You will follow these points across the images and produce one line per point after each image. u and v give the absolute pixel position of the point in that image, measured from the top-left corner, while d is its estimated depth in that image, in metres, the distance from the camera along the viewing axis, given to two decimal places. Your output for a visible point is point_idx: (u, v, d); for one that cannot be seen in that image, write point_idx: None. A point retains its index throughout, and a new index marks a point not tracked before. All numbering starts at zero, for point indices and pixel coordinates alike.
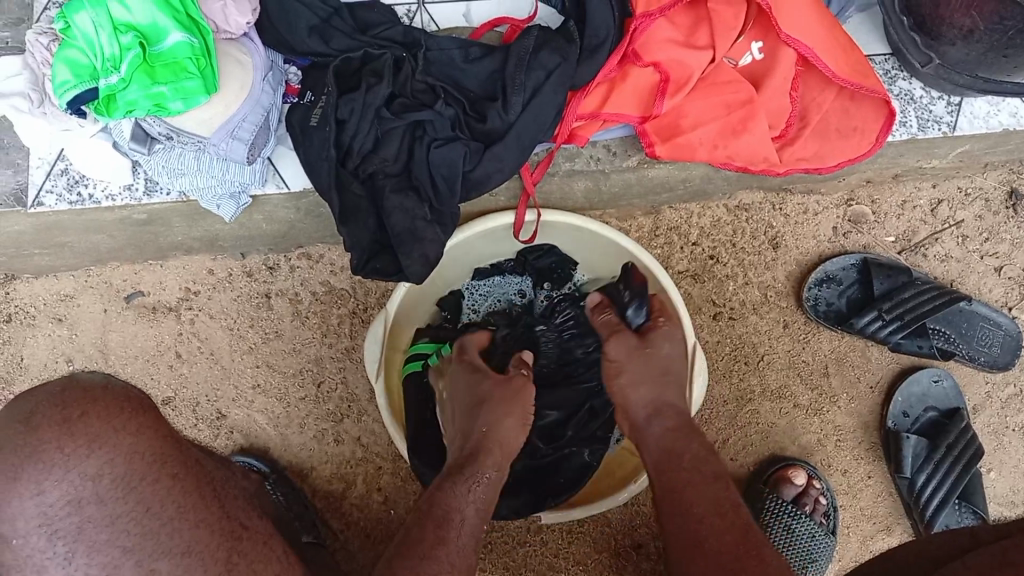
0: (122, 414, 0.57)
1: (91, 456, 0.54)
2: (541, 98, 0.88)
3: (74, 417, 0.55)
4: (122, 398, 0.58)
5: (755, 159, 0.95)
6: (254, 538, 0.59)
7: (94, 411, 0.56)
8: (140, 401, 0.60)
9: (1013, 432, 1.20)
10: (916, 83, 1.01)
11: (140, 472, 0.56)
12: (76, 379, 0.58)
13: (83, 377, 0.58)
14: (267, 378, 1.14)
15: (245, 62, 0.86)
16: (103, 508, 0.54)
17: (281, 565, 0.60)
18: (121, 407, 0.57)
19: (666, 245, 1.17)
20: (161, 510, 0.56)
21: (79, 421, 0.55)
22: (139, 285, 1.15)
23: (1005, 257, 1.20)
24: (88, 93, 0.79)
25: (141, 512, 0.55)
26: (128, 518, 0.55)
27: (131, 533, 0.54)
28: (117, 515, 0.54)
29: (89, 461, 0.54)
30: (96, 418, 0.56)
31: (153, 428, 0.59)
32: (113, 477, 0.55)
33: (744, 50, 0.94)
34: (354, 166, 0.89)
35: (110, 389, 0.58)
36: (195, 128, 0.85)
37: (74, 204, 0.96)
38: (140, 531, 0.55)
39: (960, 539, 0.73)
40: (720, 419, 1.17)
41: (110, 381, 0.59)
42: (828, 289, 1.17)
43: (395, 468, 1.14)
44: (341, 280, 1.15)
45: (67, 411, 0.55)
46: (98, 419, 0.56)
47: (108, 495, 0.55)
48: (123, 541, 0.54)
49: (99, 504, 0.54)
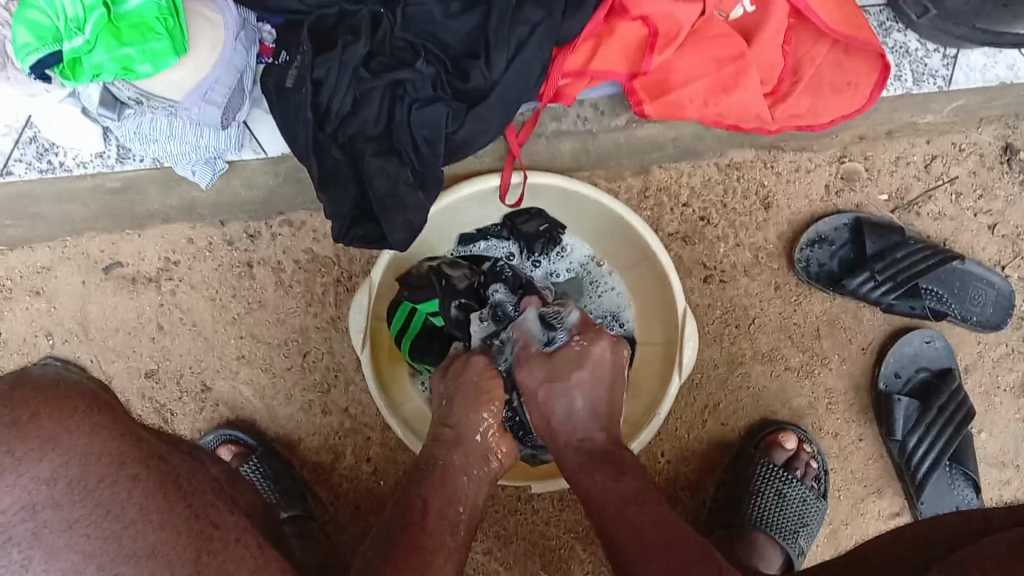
0: (75, 414, 0.46)
1: (45, 458, 0.44)
2: (524, 55, 0.85)
3: (22, 420, 0.44)
4: (76, 396, 0.47)
5: (746, 116, 0.92)
6: (226, 538, 0.49)
7: (46, 411, 0.45)
8: (95, 397, 0.48)
9: (1004, 393, 1.19)
10: (912, 34, 0.98)
11: (98, 474, 0.45)
12: (23, 373, 0.48)
13: (34, 374, 0.48)
14: (252, 348, 1.12)
15: (216, 21, 0.82)
16: (61, 513, 0.43)
17: (257, 564, 0.49)
18: (75, 405, 0.46)
19: (655, 207, 1.15)
20: (124, 513, 0.45)
21: (29, 424, 0.44)
22: (118, 255, 1.11)
23: (999, 214, 1.18)
24: (52, 57, 0.76)
25: (102, 515, 0.44)
26: (88, 521, 0.44)
27: (92, 537, 0.44)
28: (77, 519, 0.43)
29: (44, 464, 0.44)
30: (48, 420, 0.45)
31: (109, 428, 0.47)
32: (70, 480, 0.44)
33: (735, 2, 0.90)
34: (333, 129, 0.87)
35: (64, 387, 0.47)
36: (165, 91, 0.81)
37: (45, 172, 0.93)
38: (103, 536, 0.44)
39: (973, 522, 0.73)
40: (711, 383, 1.16)
41: (66, 378, 0.48)
42: (820, 250, 1.16)
43: (384, 438, 1.13)
44: (325, 248, 1.12)
45: (15, 412, 0.44)
46: (51, 419, 0.45)
47: (65, 499, 0.43)
48: (84, 546, 0.43)
49: (56, 509, 0.43)
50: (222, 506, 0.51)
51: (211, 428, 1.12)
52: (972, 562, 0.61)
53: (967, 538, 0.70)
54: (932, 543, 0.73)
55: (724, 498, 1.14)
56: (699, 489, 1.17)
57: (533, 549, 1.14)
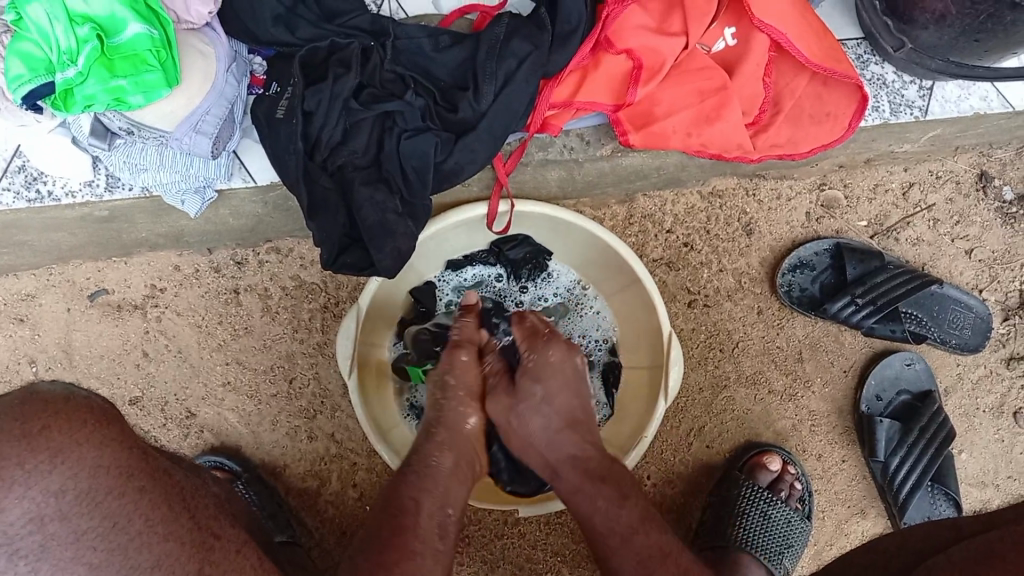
0: (84, 427, 0.51)
1: (55, 471, 0.48)
2: (513, 87, 0.86)
3: (34, 432, 0.48)
4: (85, 410, 0.51)
5: (728, 147, 0.94)
6: (225, 547, 0.55)
7: (56, 426, 0.49)
8: (103, 412, 0.53)
9: (984, 413, 1.21)
10: (889, 67, 1.01)
11: (106, 486, 0.50)
12: (34, 391, 0.51)
13: (42, 390, 0.51)
14: (238, 375, 1.12)
15: (207, 53, 0.84)
16: (68, 525, 0.48)
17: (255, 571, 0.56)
18: (84, 420, 0.51)
19: (640, 233, 1.17)
20: (129, 524, 0.50)
21: (40, 436, 0.48)
22: (103, 282, 1.11)
23: (976, 240, 1.21)
24: (43, 88, 0.76)
25: (109, 527, 0.49)
26: (95, 534, 0.48)
27: (98, 549, 0.48)
28: (84, 531, 0.48)
29: (52, 477, 0.48)
30: (58, 432, 0.49)
31: (118, 441, 0.52)
32: (78, 493, 0.48)
33: (717, 36, 0.92)
34: (323, 158, 0.87)
35: (73, 402, 0.51)
36: (157, 122, 0.82)
37: (32, 201, 0.93)
38: (108, 547, 0.49)
39: (944, 532, 0.74)
40: (695, 407, 1.18)
41: (74, 394, 0.52)
42: (802, 275, 1.18)
43: (370, 463, 1.13)
44: (312, 274, 1.12)
45: (26, 426, 0.48)
46: (61, 434, 0.49)
47: (73, 512, 0.48)
48: (90, 557, 0.48)
49: (64, 521, 0.47)
50: (222, 518, 0.58)
51: (196, 456, 1.12)
52: (948, 569, 0.62)
53: (939, 544, 0.72)
54: (905, 551, 0.75)
55: (710, 518, 1.15)
56: (684, 512, 1.18)
57: (519, 573, 1.14)
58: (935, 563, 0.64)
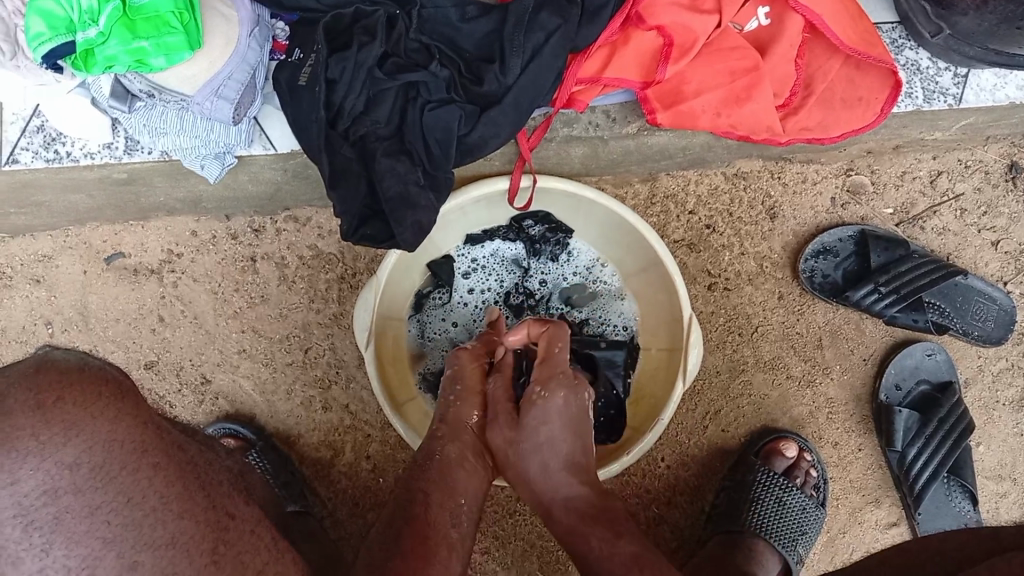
0: (99, 400, 0.48)
1: (68, 444, 0.44)
2: (540, 61, 0.85)
3: (47, 402, 0.45)
4: (99, 381, 0.48)
5: (757, 129, 0.93)
6: (241, 528, 0.51)
7: (71, 396, 0.46)
8: (118, 385, 0.50)
9: (1003, 407, 1.20)
10: (923, 53, 0.98)
11: (122, 460, 0.46)
12: (48, 357, 0.49)
13: (57, 359, 0.48)
14: (253, 343, 1.12)
15: (230, 16, 0.82)
16: (82, 498, 0.44)
17: (272, 554, 0.52)
18: (99, 391, 0.48)
19: (662, 213, 1.15)
20: (144, 501, 0.46)
21: (55, 407, 0.45)
22: (120, 246, 1.11)
23: (1003, 231, 1.18)
24: (65, 48, 0.74)
25: (123, 503, 0.45)
26: (108, 509, 0.44)
27: (112, 524, 0.44)
28: (97, 505, 0.44)
29: (66, 450, 0.44)
30: (74, 404, 0.46)
31: (132, 414, 0.49)
32: (93, 466, 0.45)
33: (750, 16, 0.90)
34: (345, 128, 0.86)
35: (88, 372, 0.48)
36: (178, 85, 0.81)
37: (51, 162, 0.92)
38: (121, 523, 0.45)
39: (981, 541, 0.72)
40: (712, 390, 1.17)
41: (88, 363, 0.49)
42: (825, 261, 1.16)
43: (384, 436, 1.12)
44: (329, 244, 1.11)
45: (39, 395, 0.45)
46: (76, 405, 0.46)
47: (87, 485, 0.44)
48: (104, 532, 0.44)
49: (78, 495, 0.44)
50: (236, 499, 0.53)
51: (208, 422, 1.12)
52: None
53: (979, 556, 0.70)
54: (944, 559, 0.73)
55: (723, 502, 1.14)
56: (697, 496, 1.17)
57: (530, 549, 1.14)
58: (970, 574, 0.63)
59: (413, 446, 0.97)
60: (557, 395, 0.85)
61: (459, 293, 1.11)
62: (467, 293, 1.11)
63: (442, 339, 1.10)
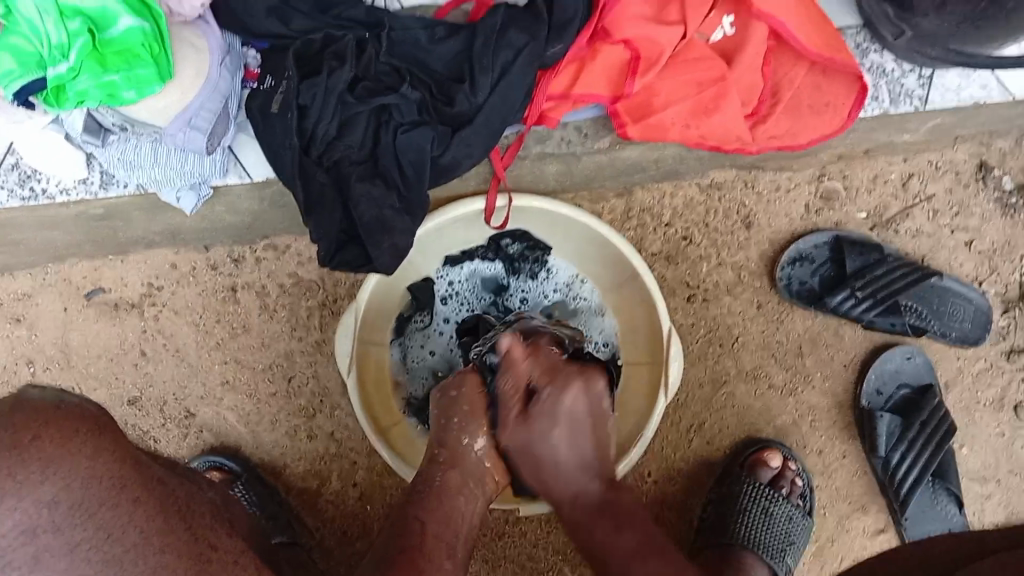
0: (77, 436, 0.43)
1: (46, 480, 0.41)
2: (509, 79, 0.86)
3: (22, 441, 0.41)
4: (73, 416, 0.44)
5: (728, 138, 0.94)
6: (225, 560, 0.48)
7: (47, 433, 0.42)
8: (93, 419, 0.45)
9: (984, 407, 1.21)
10: (887, 55, 1.00)
11: (100, 497, 0.43)
12: (21, 396, 0.44)
13: (29, 396, 0.44)
14: (236, 374, 1.11)
15: (200, 46, 0.83)
16: (61, 537, 0.41)
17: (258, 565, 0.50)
18: (76, 428, 0.43)
19: (638, 228, 1.16)
20: (124, 536, 0.43)
21: (30, 445, 0.41)
22: (100, 281, 1.11)
23: (975, 232, 1.20)
24: (35, 84, 0.75)
25: (102, 539, 0.42)
26: (88, 545, 0.42)
27: (92, 562, 0.42)
28: (77, 542, 0.41)
29: (45, 487, 0.41)
30: (49, 441, 0.42)
31: (111, 450, 0.45)
32: (72, 503, 0.42)
33: (715, 25, 0.92)
34: (319, 153, 0.87)
35: (65, 407, 0.44)
36: (150, 117, 0.82)
37: (27, 200, 0.92)
38: (104, 559, 0.42)
39: (969, 544, 0.73)
40: (695, 403, 1.17)
41: (66, 401, 0.44)
42: (801, 268, 1.17)
43: (370, 463, 1.12)
44: (309, 271, 1.11)
45: (15, 433, 0.41)
46: (53, 444, 0.42)
47: (67, 523, 0.41)
48: (83, 571, 0.41)
49: (57, 534, 0.41)
50: (218, 527, 0.50)
51: (195, 456, 1.11)
52: None
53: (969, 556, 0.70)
54: (928, 566, 0.73)
55: (712, 515, 1.14)
56: (685, 510, 1.18)
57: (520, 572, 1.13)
58: None
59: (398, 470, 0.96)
60: (567, 390, 0.85)
61: (437, 319, 1.11)
62: (444, 321, 1.11)
63: (422, 367, 1.10)
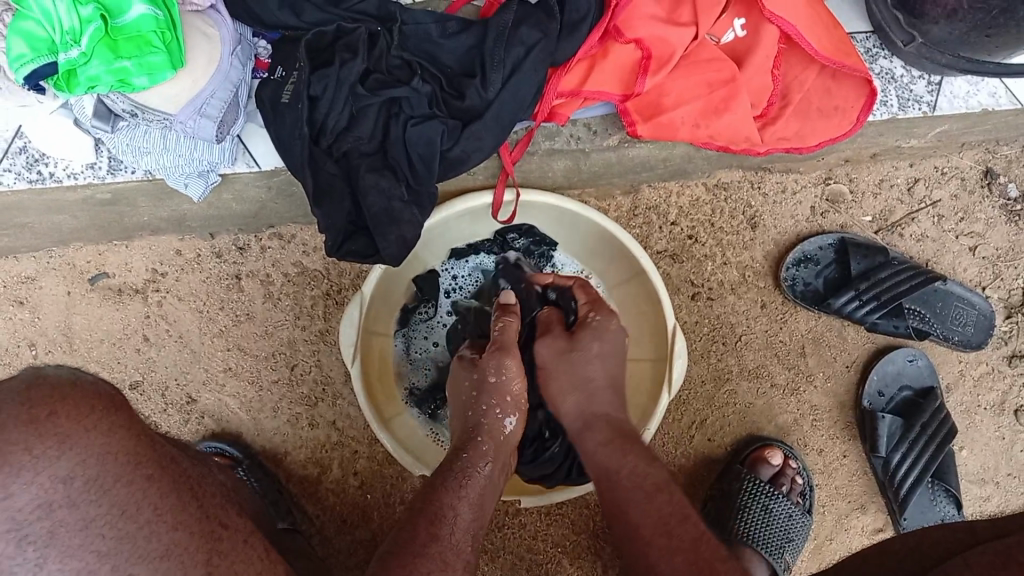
0: (92, 413, 0.52)
1: (62, 457, 0.49)
2: (520, 75, 0.86)
3: (41, 417, 0.49)
4: (94, 397, 0.53)
5: (736, 139, 0.94)
6: (233, 537, 0.56)
7: (63, 410, 0.50)
8: (110, 398, 0.54)
9: (985, 411, 1.21)
10: (897, 61, 1.00)
11: (115, 473, 0.51)
12: (41, 373, 0.53)
13: (49, 374, 0.52)
14: (239, 361, 1.12)
15: (211, 35, 0.82)
16: (76, 512, 0.49)
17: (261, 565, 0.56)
18: (92, 406, 0.52)
19: (644, 225, 1.16)
20: (138, 513, 0.51)
21: (47, 421, 0.50)
22: (104, 266, 1.11)
23: (980, 237, 1.20)
24: (45, 68, 0.75)
25: (116, 515, 0.50)
26: (102, 522, 0.49)
27: (106, 537, 0.49)
28: (92, 518, 0.49)
29: (60, 463, 0.49)
30: (65, 418, 0.50)
31: (126, 428, 0.54)
32: (86, 479, 0.50)
33: (727, 27, 0.92)
34: (328, 144, 0.87)
35: (80, 389, 0.52)
36: (161, 104, 0.81)
37: (34, 182, 0.92)
38: (115, 535, 0.50)
39: (960, 535, 0.74)
40: (697, 400, 1.18)
41: (81, 379, 0.53)
42: (806, 269, 1.17)
43: (372, 452, 1.12)
44: (314, 261, 1.11)
45: (33, 409, 0.49)
46: (68, 420, 0.50)
47: (81, 499, 0.49)
48: (97, 546, 0.49)
49: (72, 509, 0.49)
50: None
51: (195, 442, 1.11)
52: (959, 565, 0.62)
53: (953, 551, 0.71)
54: (918, 556, 0.73)
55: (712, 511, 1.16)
56: None
57: (520, 563, 1.14)
58: (948, 567, 0.63)
59: (403, 461, 0.96)
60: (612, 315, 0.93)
61: (440, 312, 1.11)
62: (447, 314, 1.11)
63: (426, 358, 1.10)
